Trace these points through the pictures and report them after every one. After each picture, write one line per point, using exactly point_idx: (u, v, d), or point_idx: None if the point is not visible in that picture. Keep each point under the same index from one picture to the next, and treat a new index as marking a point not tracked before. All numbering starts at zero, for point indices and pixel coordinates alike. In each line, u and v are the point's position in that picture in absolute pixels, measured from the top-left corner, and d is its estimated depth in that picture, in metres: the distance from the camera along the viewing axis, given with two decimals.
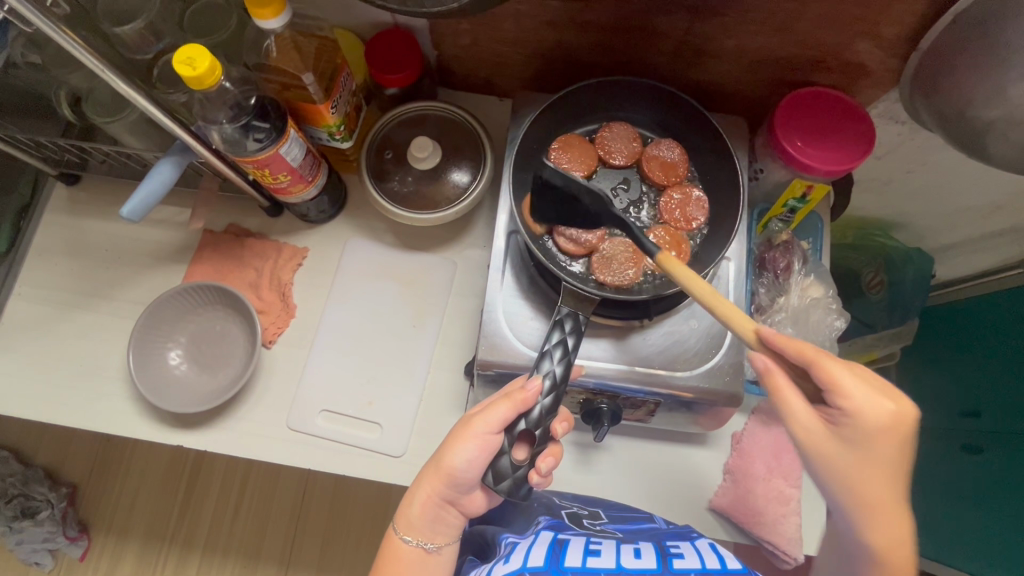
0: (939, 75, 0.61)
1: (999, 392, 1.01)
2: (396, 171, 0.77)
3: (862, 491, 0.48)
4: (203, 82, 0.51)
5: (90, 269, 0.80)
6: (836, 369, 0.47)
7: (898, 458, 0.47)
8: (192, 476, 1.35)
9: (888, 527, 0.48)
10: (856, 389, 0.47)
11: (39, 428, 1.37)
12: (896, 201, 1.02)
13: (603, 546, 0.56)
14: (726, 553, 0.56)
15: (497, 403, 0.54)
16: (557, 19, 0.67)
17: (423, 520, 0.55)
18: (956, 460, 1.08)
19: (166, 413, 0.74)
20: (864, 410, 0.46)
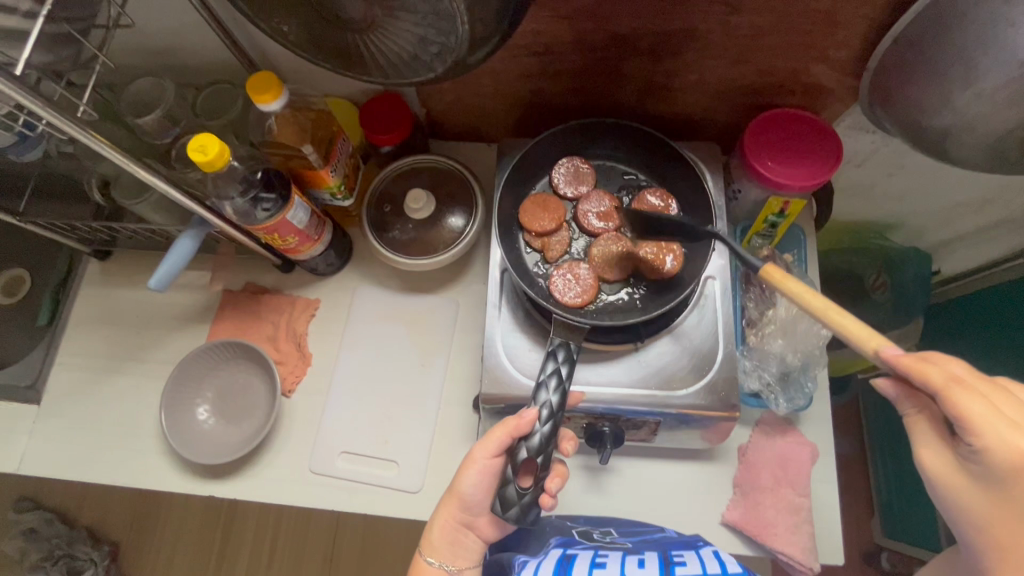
0: (892, 89, 0.64)
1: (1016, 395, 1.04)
2: (395, 221, 0.83)
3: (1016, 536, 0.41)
4: (214, 165, 0.57)
5: (123, 336, 0.87)
6: (972, 405, 0.41)
7: None
8: (226, 526, 1.39)
9: None
10: (989, 424, 0.40)
11: (79, 490, 1.43)
12: (885, 203, 1.04)
13: (609, 559, 0.58)
14: (728, 560, 0.56)
15: (493, 429, 0.59)
16: (531, 72, 0.73)
17: (439, 543, 0.59)
18: None
19: (198, 465, 0.79)
20: (996, 445, 0.40)
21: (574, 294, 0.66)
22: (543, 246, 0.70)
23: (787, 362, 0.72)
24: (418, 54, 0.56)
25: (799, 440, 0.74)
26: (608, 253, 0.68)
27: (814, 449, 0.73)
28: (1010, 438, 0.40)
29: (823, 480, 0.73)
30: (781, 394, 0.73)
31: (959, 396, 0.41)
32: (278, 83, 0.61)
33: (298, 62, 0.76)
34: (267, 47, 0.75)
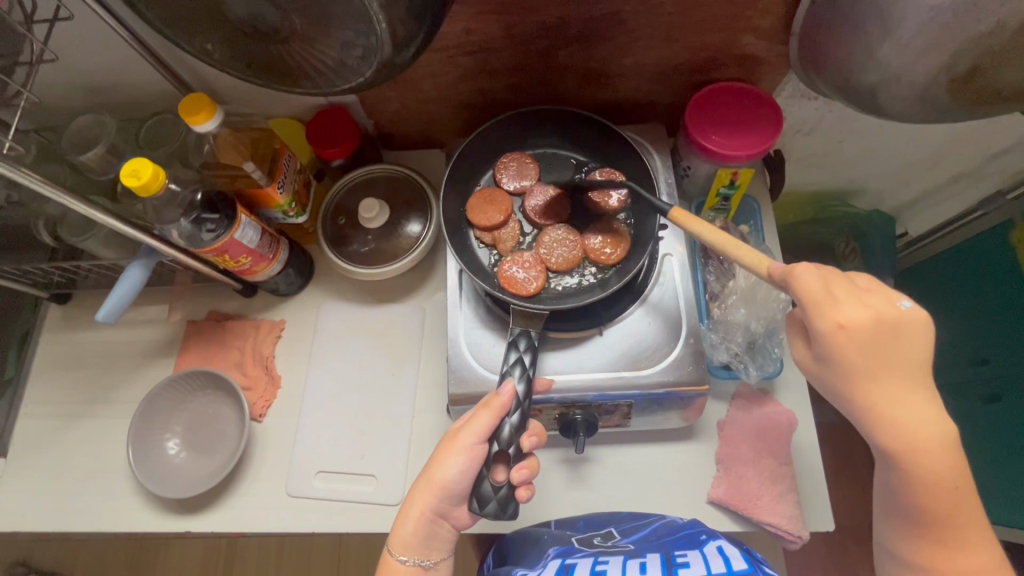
0: (819, 51, 0.65)
1: (997, 343, 1.11)
2: (352, 234, 0.83)
3: (878, 397, 0.45)
4: (150, 189, 0.56)
5: (88, 378, 0.85)
6: (813, 284, 0.45)
7: (881, 362, 0.45)
8: (226, 566, 1.36)
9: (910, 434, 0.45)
10: (824, 296, 0.45)
11: (71, 547, 1.39)
12: (842, 169, 1.05)
13: (610, 565, 0.58)
14: (733, 555, 0.56)
15: (477, 413, 0.57)
16: (469, 71, 0.74)
17: (416, 538, 0.57)
18: (978, 413, 1.16)
19: (173, 501, 0.77)
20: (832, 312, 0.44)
21: (527, 282, 0.67)
22: (494, 239, 0.70)
23: (752, 331, 0.72)
24: (345, 59, 0.56)
25: (776, 408, 0.73)
26: (557, 242, 0.69)
27: (792, 416, 0.73)
28: (830, 316, 0.44)
29: (806, 446, 0.72)
30: (751, 363, 0.72)
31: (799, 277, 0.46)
32: (211, 103, 0.61)
33: (237, 85, 0.77)
34: (206, 73, 0.75)
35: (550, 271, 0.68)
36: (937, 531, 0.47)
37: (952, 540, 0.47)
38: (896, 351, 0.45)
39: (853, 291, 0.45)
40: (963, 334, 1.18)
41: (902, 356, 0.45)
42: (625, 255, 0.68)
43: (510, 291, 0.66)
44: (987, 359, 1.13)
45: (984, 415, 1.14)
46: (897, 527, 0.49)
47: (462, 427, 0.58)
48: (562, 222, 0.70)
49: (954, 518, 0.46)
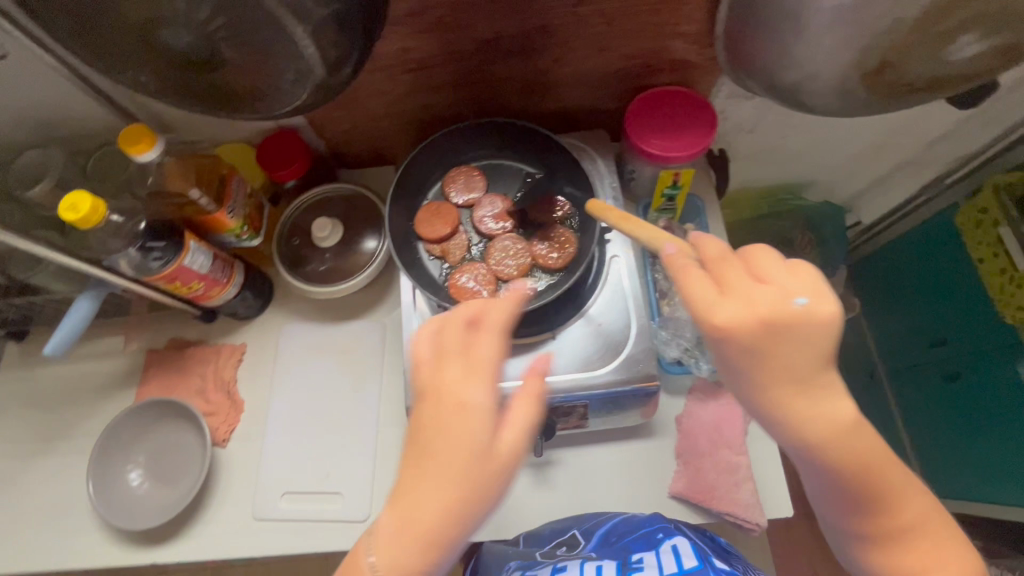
0: (743, 53, 0.67)
1: (954, 322, 1.12)
2: (308, 254, 0.83)
3: (773, 396, 0.44)
4: (89, 221, 0.56)
5: (48, 414, 0.84)
6: (693, 277, 0.46)
7: (771, 359, 0.43)
8: None
9: (817, 425, 0.43)
10: (702, 291, 0.45)
11: None
12: (790, 164, 1.08)
13: (569, 563, 0.60)
14: (685, 551, 0.58)
15: (472, 492, 0.42)
16: (412, 89, 0.76)
17: (429, 566, 0.41)
18: (943, 393, 1.17)
19: (138, 532, 0.77)
20: (708, 306, 0.44)
21: (477, 292, 0.68)
22: (444, 251, 0.71)
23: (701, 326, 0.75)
24: (279, 83, 0.58)
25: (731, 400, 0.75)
26: (506, 249, 0.69)
27: None
28: (708, 311, 0.44)
29: (763, 436, 0.74)
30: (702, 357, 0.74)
31: (682, 270, 0.46)
32: (151, 133, 0.62)
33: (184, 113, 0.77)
34: (151, 103, 0.76)
35: (501, 278, 0.69)
36: (867, 504, 0.47)
37: (883, 508, 0.47)
38: (779, 351, 0.43)
39: (741, 285, 0.45)
40: (921, 316, 1.21)
41: (788, 356, 0.43)
42: (572, 258, 0.69)
43: (461, 301, 0.67)
44: (946, 340, 1.15)
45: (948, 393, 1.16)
46: (832, 508, 0.49)
47: (481, 385, 0.43)
48: (510, 231, 0.71)
49: (882, 487, 0.46)
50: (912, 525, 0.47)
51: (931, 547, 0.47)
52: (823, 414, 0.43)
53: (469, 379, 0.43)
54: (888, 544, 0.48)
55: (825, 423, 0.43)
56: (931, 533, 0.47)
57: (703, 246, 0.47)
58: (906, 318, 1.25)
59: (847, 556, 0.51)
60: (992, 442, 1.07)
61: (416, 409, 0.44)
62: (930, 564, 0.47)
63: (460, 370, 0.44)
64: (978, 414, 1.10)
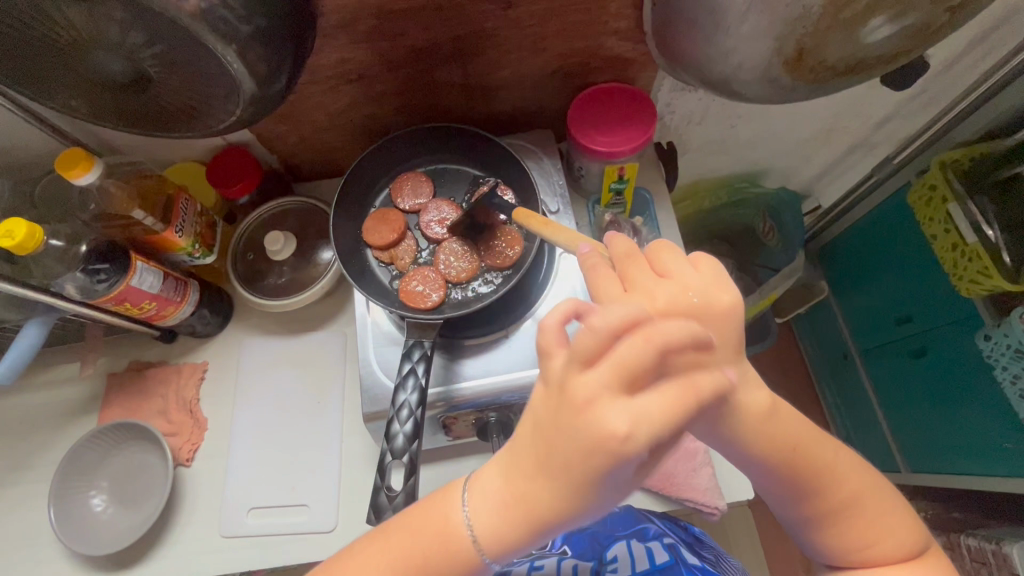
0: (673, 47, 0.69)
1: (917, 298, 1.14)
2: (265, 268, 0.84)
3: None
4: (26, 246, 0.57)
5: (9, 445, 0.83)
6: (603, 280, 0.46)
7: None
8: None
9: (744, 415, 0.46)
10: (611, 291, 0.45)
11: None
12: (744, 153, 1.10)
13: (546, 562, 0.63)
14: (657, 547, 0.62)
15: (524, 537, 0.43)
16: (355, 99, 0.76)
17: (532, 540, 0.44)
18: (909, 369, 1.19)
19: (103, 558, 0.76)
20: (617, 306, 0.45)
21: (426, 295, 0.68)
22: (392, 257, 0.72)
23: None
24: (209, 100, 0.58)
25: None
26: (454, 252, 0.70)
27: None
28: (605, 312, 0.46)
29: None
30: None
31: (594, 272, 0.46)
32: (88, 156, 0.62)
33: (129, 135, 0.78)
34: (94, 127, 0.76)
35: (449, 280, 0.70)
36: (803, 490, 0.49)
37: (824, 490, 0.49)
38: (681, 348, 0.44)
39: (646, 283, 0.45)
40: (885, 295, 1.22)
41: None
42: (520, 256, 0.70)
43: (410, 305, 0.67)
44: (910, 316, 1.17)
45: (914, 368, 1.17)
46: (774, 497, 0.52)
47: (644, 423, 0.39)
48: (457, 234, 0.71)
49: (816, 469, 0.48)
50: (853, 499, 0.49)
51: (867, 516, 0.50)
52: (737, 407, 0.46)
53: (638, 419, 0.39)
54: (833, 521, 0.50)
55: (742, 417, 0.46)
56: (869, 502, 0.50)
57: (614, 246, 0.48)
58: (869, 297, 1.27)
59: (801, 538, 0.53)
60: (960, 415, 1.09)
61: (546, 397, 0.43)
62: (868, 532, 0.50)
63: (601, 385, 0.40)
64: (944, 388, 1.11)
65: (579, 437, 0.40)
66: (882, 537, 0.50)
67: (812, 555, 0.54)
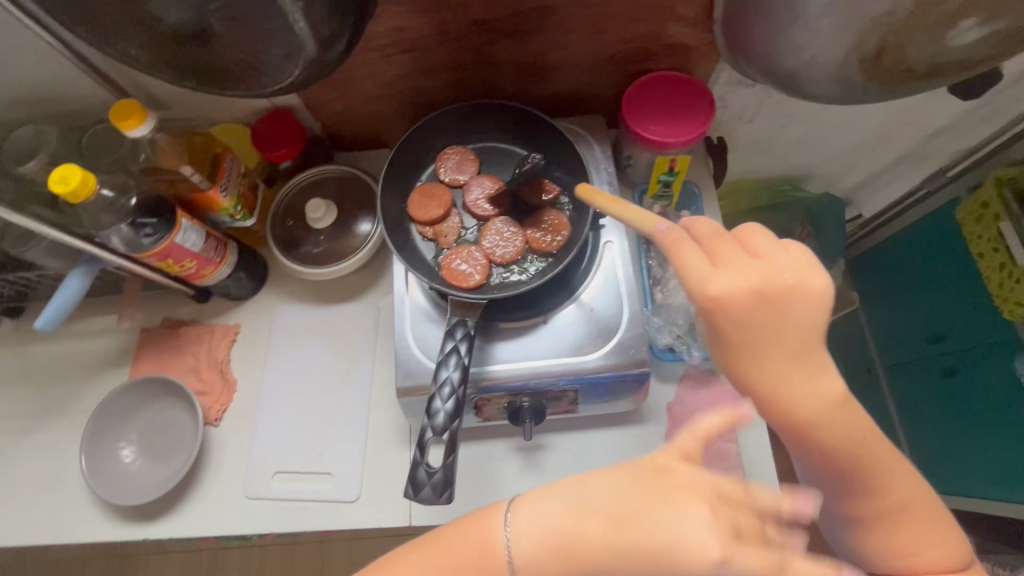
0: (741, 39, 0.67)
1: (953, 315, 1.11)
2: (304, 236, 0.83)
3: (764, 375, 0.45)
4: (79, 195, 0.56)
5: (42, 391, 0.85)
6: (688, 255, 0.46)
7: (766, 332, 0.44)
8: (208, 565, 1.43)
9: (813, 403, 0.44)
10: (697, 265, 0.45)
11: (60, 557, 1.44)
12: (791, 154, 1.08)
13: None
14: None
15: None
16: (407, 70, 0.75)
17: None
18: (936, 387, 1.17)
19: (129, 509, 0.77)
20: (708, 279, 0.44)
21: (468, 275, 0.68)
22: (435, 234, 0.71)
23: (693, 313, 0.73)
24: (268, 58, 0.57)
25: (722, 388, 0.75)
26: (500, 233, 0.69)
27: (737, 396, 0.75)
28: (704, 281, 0.45)
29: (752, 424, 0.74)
30: (694, 345, 0.73)
31: (677, 248, 0.46)
32: (142, 108, 0.62)
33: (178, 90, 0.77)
34: (146, 81, 0.75)
35: (494, 260, 0.69)
36: (856, 491, 0.48)
37: (879, 489, 0.48)
38: (776, 323, 0.44)
39: (735, 258, 0.46)
40: (918, 310, 1.20)
41: (778, 329, 0.44)
42: (567, 242, 0.69)
43: (454, 283, 0.67)
44: (942, 335, 1.14)
45: (943, 387, 1.15)
46: (823, 492, 0.50)
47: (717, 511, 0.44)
48: (503, 214, 0.70)
49: (873, 470, 0.47)
50: (905, 504, 0.48)
51: (916, 522, 0.49)
52: (817, 391, 0.45)
53: (711, 499, 0.45)
54: (882, 523, 0.49)
55: (816, 400, 0.44)
56: (921, 506, 0.49)
57: (697, 226, 0.49)
58: (899, 312, 1.25)
59: (838, 538, 0.53)
60: (991, 438, 1.06)
61: (630, 474, 0.47)
62: (914, 539, 0.49)
63: (676, 459, 0.47)
64: (974, 409, 1.09)
65: (658, 497, 0.45)
66: (929, 544, 0.49)
67: (846, 555, 0.54)
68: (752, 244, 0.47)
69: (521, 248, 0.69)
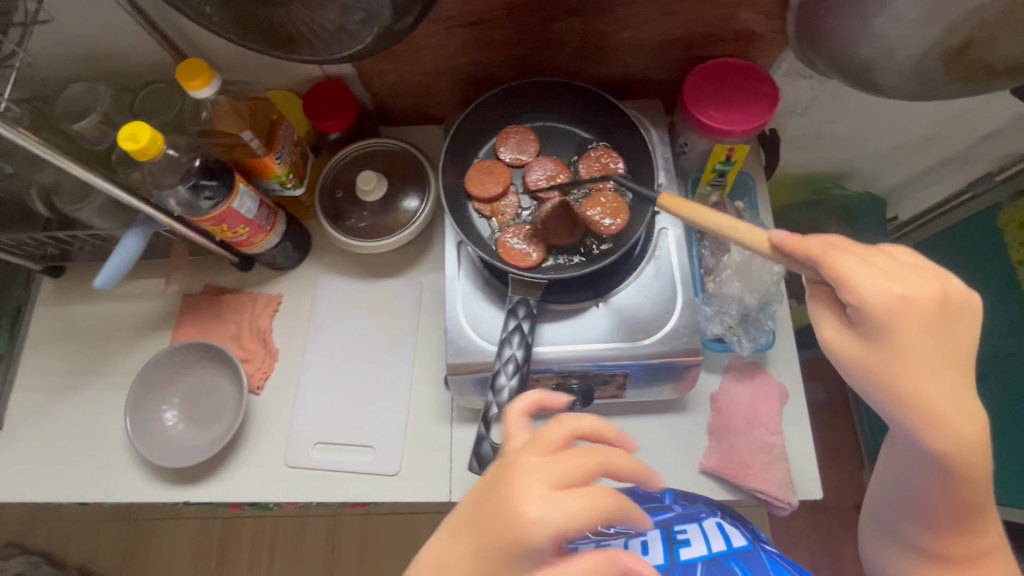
0: (815, 27, 0.66)
1: (991, 320, 1.11)
2: (351, 208, 0.83)
3: (926, 394, 0.44)
4: (147, 153, 0.56)
5: (82, 350, 0.85)
6: (851, 264, 0.44)
7: (932, 347, 0.44)
8: (223, 531, 1.45)
9: (962, 428, 0.44)
10: (864, 276, 0.44)
11: (78, 516, 1.47)
12: (836, 151, 1.07)
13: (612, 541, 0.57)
14: (730, 532, 0.59)
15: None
16: (467, 43, 0.74)
17: None
18: None
19: (171, 472, 0.78)
20: (880, 290, 0.43)
21: (526, 255, 0.67)
22: (491, 212, 0.70)
23: (746, 303, 0.73)
24: (344, 24, 0.56)
25: (767, 381, 0.75)
26: (558, 214, 0.69)
27: (782, 389, 0.75)
28: (884, 285, 0.44)
29: (796, 418, 0.74)
30: (744, 336, 0.73)
31: (840, 257, 0.45)
32: (208, 70, 0.61)
33: (234, 54, 0.76)
34: (202, 43, 0.74)
35: (552, 241, 0.68)
36: (964, 523, 0.48)
37: (978, 529, 0.49)
38: (945, 333, 0.44)
39: (900, 270, 0.45)
40: None
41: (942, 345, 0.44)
42: (625, 227, 0.68)
43: (511, 262, 0.66)
44: (976, 339, 1.14)
45: None
46: (920, 526, 0.50)
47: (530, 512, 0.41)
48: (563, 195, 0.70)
49: (975, 508, 0.48)
50: (987, 552, 0.49)
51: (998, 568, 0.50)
52: (969, 413, 0.44)
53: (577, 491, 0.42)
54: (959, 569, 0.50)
55: (965, 426, 0.44)
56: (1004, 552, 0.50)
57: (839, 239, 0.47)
58: None
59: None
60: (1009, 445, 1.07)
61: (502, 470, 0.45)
62: None
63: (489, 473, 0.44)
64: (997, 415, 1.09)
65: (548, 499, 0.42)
66: None
67: None
68: (894, 253, 0.47)
69: (579, 230, 0.68)
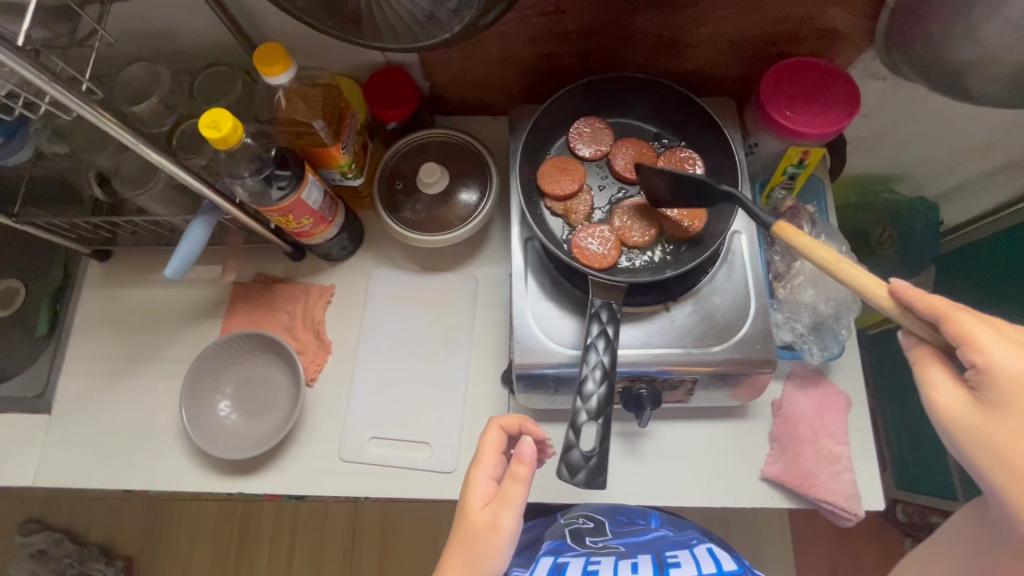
0: (909, 28, 0.63)
1: None
2: (408, 201, 0.80)
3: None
4: (228, 141, 0.54)
5: (130, 337, 0.84)
6: (978, 329, 0.43)
7: None
8: (244, 517, 1.45)
9: None
10: (995, 344, 0.43)
11: (99, 498, 1.47)
12: (892, 154, 1.04)
13: (601, 564, 0.60)
14: (721, 556, 0.60)
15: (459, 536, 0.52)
16: (540, 34, 0.71)
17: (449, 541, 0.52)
18: None
19: (223, 463, 0.77)
20: (1004, 359, 0.42)
21: (602, 256, 0.66)
22: (563, 210, 0.69)
23: (820, 312, 0.73)
24: (433, 11, 0.55)
25: (832, 390, 0.74)
26: (635, 215, 0.67)
27: (848, 398, 0.74)
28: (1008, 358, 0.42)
29: (861, 428, 0.73)
30: (813, 343, 0.74)
31: (969, 320, 0.43)
32: (285, 55, 0.59)
33: (297, 37, 0.73)
34: (266, 25, 0.72)
35: (628, 242, 0.67)
36: None
37: None
38: None
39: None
40: None
41: None
42: (701, 231, 0.67)
43: (587, 262, 0.65)
44: None
45: None
46: None
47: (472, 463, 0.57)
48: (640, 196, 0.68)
49: None
50: None
51: None
52: None
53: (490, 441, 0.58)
54: None
55: None
56: None
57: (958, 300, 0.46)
58: None
59: None
60: None
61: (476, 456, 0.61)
62: None
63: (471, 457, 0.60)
64: None
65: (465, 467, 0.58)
66: None
67: None
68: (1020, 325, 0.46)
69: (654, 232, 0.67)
